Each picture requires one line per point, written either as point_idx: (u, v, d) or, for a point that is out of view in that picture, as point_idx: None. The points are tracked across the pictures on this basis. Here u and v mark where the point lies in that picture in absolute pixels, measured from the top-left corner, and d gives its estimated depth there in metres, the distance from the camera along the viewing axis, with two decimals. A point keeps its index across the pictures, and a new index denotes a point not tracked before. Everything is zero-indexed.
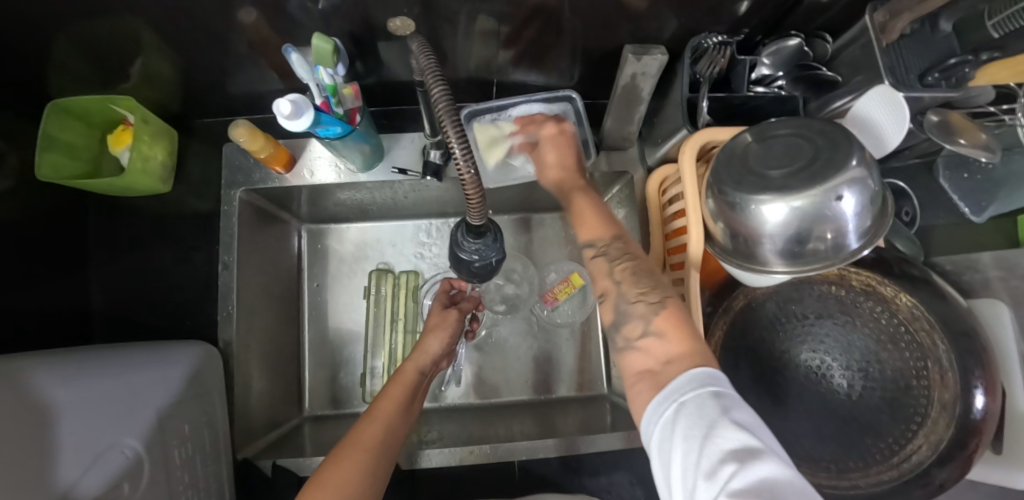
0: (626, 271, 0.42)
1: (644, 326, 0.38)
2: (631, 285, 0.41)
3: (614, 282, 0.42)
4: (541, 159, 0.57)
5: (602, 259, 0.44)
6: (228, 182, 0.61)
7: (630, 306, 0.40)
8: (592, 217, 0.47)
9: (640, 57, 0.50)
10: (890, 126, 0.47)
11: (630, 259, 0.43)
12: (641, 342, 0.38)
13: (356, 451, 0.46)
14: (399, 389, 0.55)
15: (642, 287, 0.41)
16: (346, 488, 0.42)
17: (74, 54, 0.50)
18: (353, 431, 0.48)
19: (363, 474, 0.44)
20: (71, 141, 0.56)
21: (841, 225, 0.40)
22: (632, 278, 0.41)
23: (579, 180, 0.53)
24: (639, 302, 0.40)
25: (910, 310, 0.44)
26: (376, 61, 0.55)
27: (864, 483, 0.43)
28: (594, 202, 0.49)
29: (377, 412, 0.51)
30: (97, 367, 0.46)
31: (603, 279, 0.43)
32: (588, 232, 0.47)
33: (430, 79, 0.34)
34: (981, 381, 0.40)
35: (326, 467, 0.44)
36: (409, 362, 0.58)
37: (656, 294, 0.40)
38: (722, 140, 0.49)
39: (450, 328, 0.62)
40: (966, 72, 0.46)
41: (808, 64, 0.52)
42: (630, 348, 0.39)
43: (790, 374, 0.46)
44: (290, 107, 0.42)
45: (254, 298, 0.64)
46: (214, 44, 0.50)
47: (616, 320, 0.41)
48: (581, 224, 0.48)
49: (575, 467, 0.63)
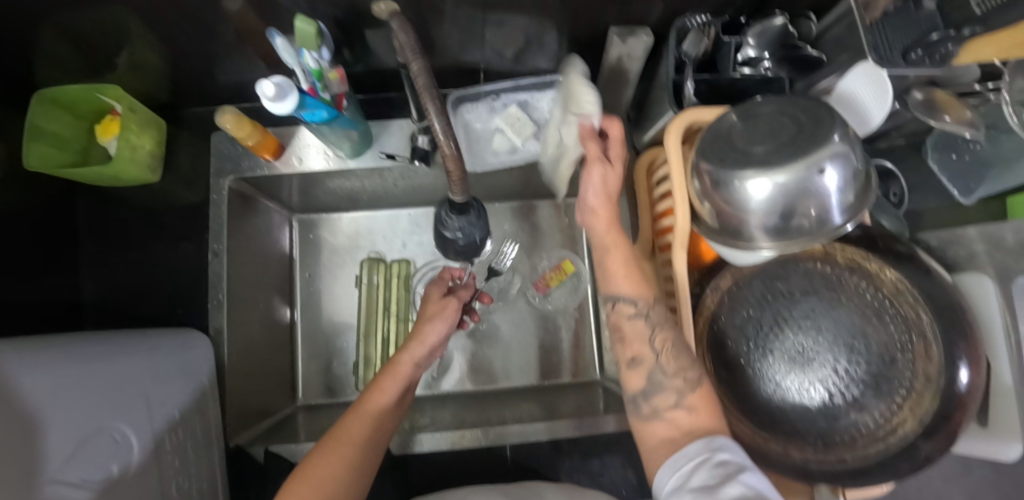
0: (665, 340, 0.44)
1: (677, 399, 0.42)
2: (670, 358, 0.44)
3: (653, 350, 0.44)
4: (586, 184, 0.49)
5: (642, 322, 0.45)
6: (217, 171, 0.61)
7: (667, 380, 0.43)
8: (630, 276, 0.47)
9: (623, 38, 0.52)
10: (873, 103, 0.46)
11: (670, 328, 0.45)
12: (670, 413, 0.41)
13: (342, 446, 0.48)
14: (392, 381, 0.53)
15: (680, 361, 0.43)
16: (327, 486, 0.45)
17: (60, 44, 0.50)
18: (342, 424, 0.50)
19: (347, 471, 0.47)
20: (59, 131, 0.56)
21: (822, 201, 0.40)
22: (673, 351, 0.44)
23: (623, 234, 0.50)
24: (676, 377, 0.43)
25: (895, 285, 0.44)
26: (363, 48, 0.55)
27: (851, 458, 0.43)
28: (631, 257, 0.48)
29: (369, 404, 0.51)
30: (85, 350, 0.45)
31: (639, 344, 0.45)
32: (631, 289, 0.47)
33: (409, 56, 0.34)
34: (966, 354, 0.40)
35: (313, 460, 0.46)
36: (405, 352, 0.55)
37: (692, 370, 0.43)
38: (706, 120, 0.49)
39: (450, 317, 0.59)
40: (949, 49, 0.46)
41: (793, 45, 0.52)
42: (656, 418, 0.42)
43: (778, 353, 0.46)
44: (275, 89, 0.42)
45: (245, 287, 0.64)
46: (200, 33, 0.50)
47: (647, 389, 0.43)
48: (622, 280, 0.47)
49: (567, 450, 0.63)
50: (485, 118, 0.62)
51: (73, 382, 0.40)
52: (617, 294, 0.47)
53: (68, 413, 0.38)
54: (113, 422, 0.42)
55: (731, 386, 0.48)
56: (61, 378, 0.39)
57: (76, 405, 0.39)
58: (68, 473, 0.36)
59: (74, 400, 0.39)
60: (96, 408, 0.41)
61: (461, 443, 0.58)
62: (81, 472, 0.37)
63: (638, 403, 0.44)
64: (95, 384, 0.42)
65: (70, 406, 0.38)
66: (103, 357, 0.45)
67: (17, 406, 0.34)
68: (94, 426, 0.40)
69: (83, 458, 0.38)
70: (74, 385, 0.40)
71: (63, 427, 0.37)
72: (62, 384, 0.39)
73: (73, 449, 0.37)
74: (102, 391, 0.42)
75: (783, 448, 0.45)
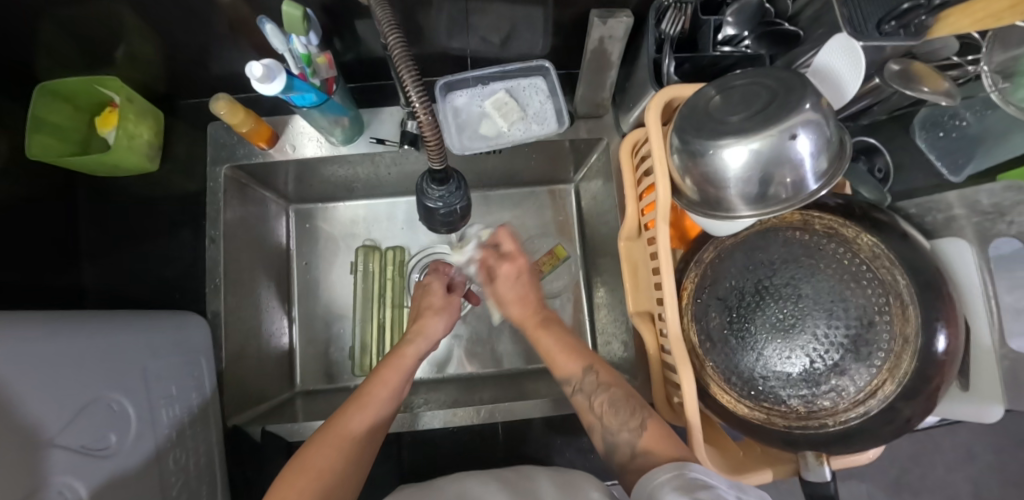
0: (604, 404, 0.52)
1: (632, 449, 0.48)
2: (612, 418, 0.51)
3: (596, 416, 0.52)
4: (502, 291, 0.66)
5: (581, 396, 0.54)
6: (213, 159, 0.63)
7: (617, 436, 0.50)
8: (561, 355, 0.57)
9: (605, 20, 0.50)
10: (848, 76, 0.48)
11: (606, 392, 0.53)
12: (634, 462, 0.47)
13: (341, 435, 0.48)
14: (395, 373, 0.55)
15: (622, 417, 0.50)
16: (328, 477, 0.45)
17: (60, 39, 0.52)
18: (340, 412, 0.51)
19: (346, 460, 0.47)
20: (60, 123, 0.58)
21: (797, 168, 0.41)
22: (612, 411, 0.51)
23: (541, 314, 0.63)
24: (624, 431, 0.49)
25: (871, 249, 0.44)
26: (353, 37, 0.56)
27: (833, 422, 0.44)
28: (558, 335, 0.60)
29: (370, 395, 0.52)
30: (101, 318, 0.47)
31: (585, 414, 0.53)
32: (565, 368, 0.56)
33: (386, 30, 0.36)
34: (941, 317, 0.40)
35: (309, 450, 0.47)
36: (410, 346, 0.59)
37: (636, 420, 0.50)
38: (686, 96, 0.50)
39: (449, 314, 0.64)
40: (924, 19, 0.46)
41: (771, 21, 0.53)
42: (627, 469, 0.47)
43: (760, 321, 0.46)
44: (263, 70, 0.43)
45: (243, 274, 0.66)
46: (193, 24, 0.51)
47: (609, 446, 0.50)
48: (554, 360, 0.58)
49: (558, 427, 0.64)
50: (472, 103, 0.63)
51: (78, 351, 0.42)
52: (561, 375, 0.56)
53: (71, 382, 0.40)
54: (111, 392, 0.44)
55: (715, 356, 0.48)
56: (67, 346, 0.41)
57: (79, 375, 0.41)
58: (69, 438, 0.38)
59: (78, 369, 0.41)
60: (97, 378, 0.43)
61: (454, 420, 0.61)
62: (80, 438, 0.39)
63: (609, 459, 0.51)
64: (97, 354, 0.44)
65: (74, 376, 0.40)
66: (106, 326, 0.47)
67: (24, 374, 0.36)
68: (94, 394, 0.42)
69: (83, 424, 0.40)
70: (79, 355, 0.42)
71: (67, 395, 0.39)
72: (68, 352, 0.41)
73: (75, 415, 0.40)
74: (103, 362, 0.44)
75: (765, 415, 0.46)
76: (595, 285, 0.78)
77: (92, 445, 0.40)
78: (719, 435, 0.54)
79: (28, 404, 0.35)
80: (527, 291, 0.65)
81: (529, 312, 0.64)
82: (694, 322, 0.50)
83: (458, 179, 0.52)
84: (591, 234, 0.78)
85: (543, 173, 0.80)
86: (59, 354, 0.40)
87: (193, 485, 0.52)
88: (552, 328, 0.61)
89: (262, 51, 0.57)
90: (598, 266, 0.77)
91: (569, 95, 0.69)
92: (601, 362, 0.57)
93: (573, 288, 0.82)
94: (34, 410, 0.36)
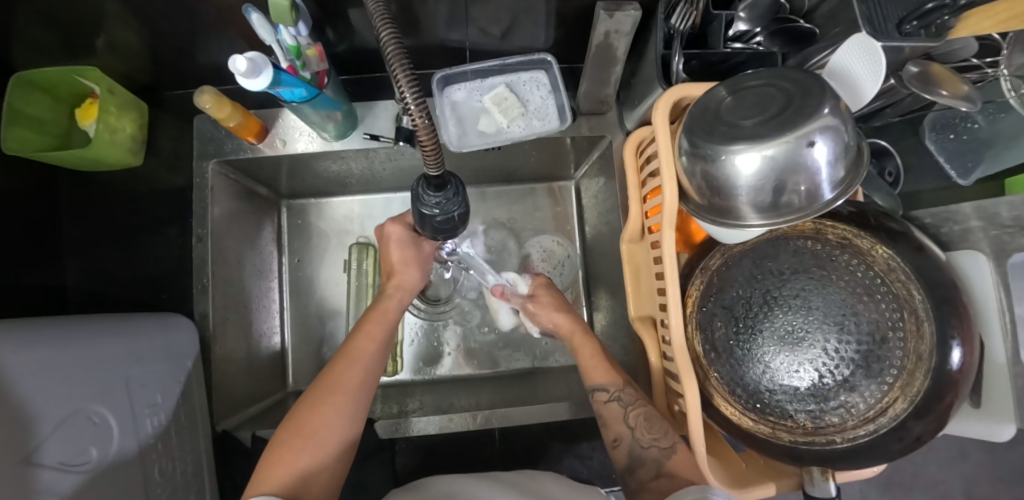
0: (638, 416, 0.52)
1: (658, 469, 0.49)
2: (644, 432, 0.51)
3: (628, 427, 0.52)
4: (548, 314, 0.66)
5: (616, 405, 0.54)
6: (200, 154, 0.60)
7: (645, 451, 0.51)
8: (602, 368, 0.57)
9: (612, 14, 0.47)
10: (867, 77, 0.45)
11: (643, 406, 0.53)
12: (654, 481, 0.49)
13: (328, 389, 0.49)
14: (378, 324, 0.56)
15: (655, 433, 0.51)
16: (322, 434, 0.46)
17: (35, 27, 0.49)
18: (329, 371, 0.51)
19: (339, 419, 0.47)
20: (38, 115, 0.55)
21: (813, 176, 0.39)
22: (646, 425, 0.51)
23: (582, 328, 0.63)
24: (652, 448, 0.50)
25: (886, 262, 0.43)
26: (346, 27, 0.53)
27: (841, 439, 0.42)
28: (598, 350, 0.59)
29: (357, 349, 0.53)
30: (77, 327, 0.45)
31: (616, 420, 0.53)
32: (604, 378, 0.56)
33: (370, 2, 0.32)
34: (958, 333, 0.39)
35: (304, 411, 0.47)
36: (391, 299, 0.60)
37: (667, 439, 0.50)
38: (695, 96, 0.48)
39: (422, 261, 0.63)
40: (945, 20, 0.44)
41: (786, 17, 0.51)
42: (643, 489, 0.49)
43: (768, 332, 0.45)
44: (246, 65, 0.41)
45: (231, 273, 0.64)
46: (176, 12, 0.48)
47: (633, 462, 0.51)
48: (593, 372, 0.57)
49: (557, 432, 0.64)
50: (471, 99, 0.61)
51: (51, 363, 0.40)
52: (595, 383, 0.56)
53: (43, 398, 0.38)
54: (90, 404, 0.42)
55: (719, 366, 0.47)
56: (39, 359, 0.39)
57: (53, 389, 0.39)
58: (46, 455, 0.37)
59: (53, 382, 0.39)
60: (75, 389, 0.41)
61: (450, 426, 0.59)
62: (58, 454, 0.38)
63: (628, 476, 0.52)
64: (73, 364, 0.42)
65: (48, 390, 0.39)
66: (83, 333, 0.45)
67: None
68: (73, 407, 0.41)
69: (60, 440, 0.38)
70: (52, 369, 0.40)
71: (43, 410, 0.37)
72: (40, 365, 0.39)
73: (52, 431, 0.38)
74: (80, 373, 0.42)
75: (771, 429, 0.45)
76: (595, 286, 0.77)
77: (70, 461, 0.39)
78: (723, 447, 0.53)
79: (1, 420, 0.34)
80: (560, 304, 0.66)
81: (572, 329, 0.63)
82: (699, 331, 0.48)
83: (456, 179, 0.42)
84: (591, 234, 0.76)
85: (543, 169, 0.77)
86: (33, 368, 0.38)
87: (180, 492, 0.50)
88: (587, 347, 0.60)
89: (250, 40, 0.54)
90: (598, 267, 0.75)
91: (572, 91, 0.67)
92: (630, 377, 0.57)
93: (572, 288, 0.80)
94: (5, 427, 0.34)
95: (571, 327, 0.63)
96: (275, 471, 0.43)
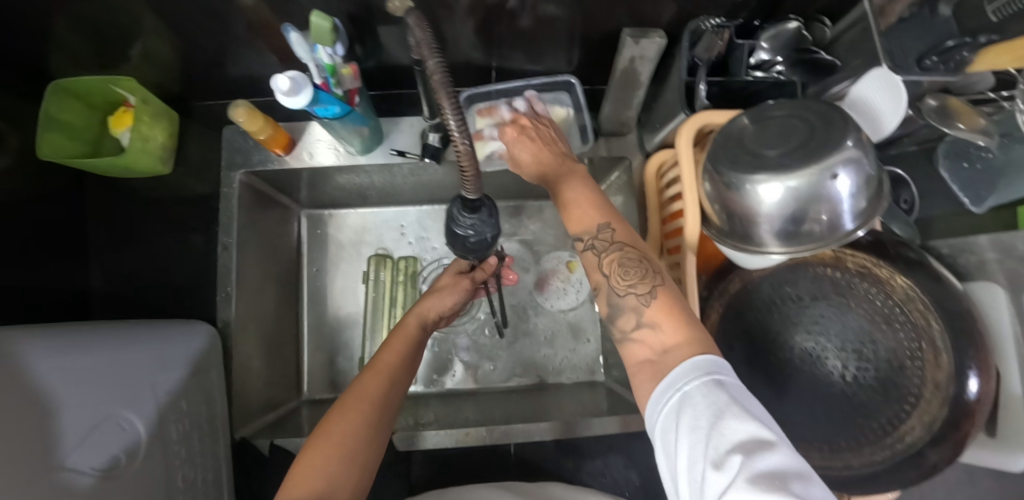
0: (614, 263, 0.41)
1: (636, 319, 0.38)
2: (619, 278, 0.40)
3: (604, 275, 0.41)
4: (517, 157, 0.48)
5: (592, 254, 0.42)
6: (228, 164, 0.61)
7: (622, 300, 0.39)
8: (580, 208, 0.43)
9: (637, 40, 0.49)
10: (888, 110, 0.47)
11: (620, 251, 0.41)
12: (636, 333, 0.37)
13: (358, 404, 0.46)
14: (401, 339, 0.54)
15: (631, 279, 0.39)
16: (347, 444, 0.42)
17: (74, 38, 0.50)
18: (356, 384, 0.48)
19: (366, 428, 0.44)
20: (72, 122, 0.57)
21: (835, 206, 0.40)
22: (621, 271, 0.40)
23: (565, 165, 0.46)
24: (631, 295, 0.39)
25: (905, 291, 0.44)
26: (375, 43, 0.54)
27: (858, 464, 0.43)
28: (588, 188, 0.45)
29: (381, 364, 0.51)
30: (105, 339, 0.47)
31: (593, 271, 0.42)
32: (578, 221, 0.43)
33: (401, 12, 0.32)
34: (976, 364, 0.40)
35: (330, 420, 0.44)
36: (411, 313, 0.57)
37: (645, 285, 0.39)
38: (718, 123, 0.49)
39: (456, 291, 0.60)
40: (965, 55, 0.46)
41: (807, 48, 0.53)
42: (626, 339, 0.38)
43: (785, 356, 0.46)
44: (288, 84, 0.43)
45: (252, 279, 0.65)
46: (212, 26, 0.50)
47: (610, 313, 0.40)
48: (571, 217, 0.44)
49: (571, 450, 0.64)
50: None
51: (62, 379, 0.40)
52: (577, 228, 0.43)
53: (71, 406, 0.39)
54: (122, 409, 0.43)
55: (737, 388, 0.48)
56: (67, 369, 0.41)
57: (81, 398, 0.40)
58: (74, 461, 0.38)
59: (81, 391, 0.41)
60: (104, 397, 0.42)
61: (465, 439, 0.59)
62: (87, 460, 0.38)
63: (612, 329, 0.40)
64: (101, 374, 0.43)
65: (77, 398, 0.40)
66: (109, 344, 0.47)
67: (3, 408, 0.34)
68: (102, 414, 0.41)
69: (89, 447, 0.39)
70: (65, 384, 0.40)
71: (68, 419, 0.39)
72: (69, 376, 0.41)
73: (77, 439, 0.39)
74: (107, 381, 0.43)
75: None
76: None
77: (97, 465, 0.39)
78: None
79: (14, 431, 0.34)
80: (544, 148, 0.48)
81: (552, 166, 0.47)
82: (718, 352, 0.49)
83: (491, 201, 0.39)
84: None
85: None
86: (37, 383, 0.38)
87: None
88: (568, 183, 0.45)
89: (281, 52, 0.55)
90: None
91: (593, 111, 0.68)
92: (620, 217, 0.43)
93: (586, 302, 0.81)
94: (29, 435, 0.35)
95: (557, 157, 0.48)
96: (299, 473, 0.39)
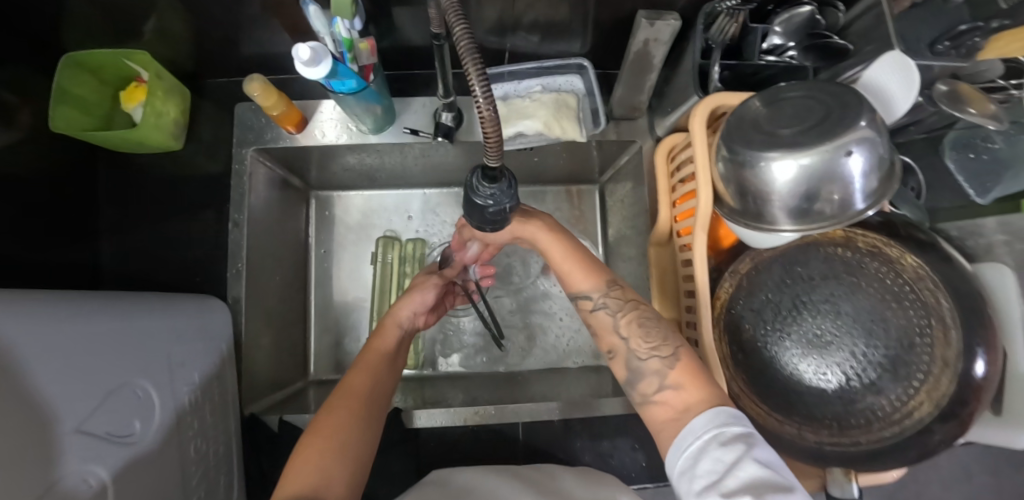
0: (631, 323, 0.45)
1: (660, 382, 0.41)
2: (640, 341, 0.44)
3: (621, 338, 0.45)
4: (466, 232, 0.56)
5: (604, 313, 0.46)
6: (239, 141, 0.61)
7: (645, 363, 0.42)
8: (576, 271, 0.48)
9: (653, 21, 0.49)
10: (900, 91, 0.47)
11: (634, 312, 0.45)
12: (659, 396, 0.40)
13: (350, 399, 0.47)
14: (381, 341, 0.56)
15: (652, 341, 0.43)
16: (340, 435, 0.43)
17: (89, 12, 0.50)
18: (345, 382, 0.49)
19: (360, 418, 0.45)
20: (85, 97, 0.57)
21: (847, 185, 0.40)
22: (642, 332, 0.44)
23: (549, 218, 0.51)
24: (653, 358, 0.42)
25: (915, 271, 0.45)
26: (389, 23, 0.54)
27: (866, 440, 0.44)
28: (578, 250, 0.49)
29: (367, 362, 0.52)
30: (123, 309, 0.47)
31: (607, 334, 0.46)
32: (587, 281, 0.47)
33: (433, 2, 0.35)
34: (982, 342, 0.41)
35: (321, 416, 0.45)
36: (388, 316, 0.59)
37: (668, 347, 0.42)
38: (733, 105, 0.49)
39: (428, 287, 0.62)
40: (976, 41, 0.47)
41: (820, 33, 0.52)
42: (649, 403, 0.41)
43: (795, 334, 0.47)
44: (309, 53, 0.43)
45: (263, 258, 0.65)
46: (227, 2, 0.50)
47: (632, 377, 0.43)
48: (571, 277, 0.48)
49: (578, 430, 0.65)
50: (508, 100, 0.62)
51: (83, 344, 0.40)
52: (578, 290, 0.48)
53: (91, 368, 0.39)
54: (138, 378, 0.43)
55: (747, 367, 0.48)
56: (89, 332, 0.41)
57: (100, 362, 0.40)
58: (92, 424, 0.37)
59: (100, 353, 0.41)
60: (121, 364, 0.42)
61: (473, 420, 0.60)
62: (104, 424, 0.38)
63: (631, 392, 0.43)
64: (119, 340, 0.44)
65: (97, 360, 0.40)
66: (125, 313, 0.47)
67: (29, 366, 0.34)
68: (119, 381, 0.41)
69: (106, 411, 0.39)
70: (85, 349, 0.40)
71: (90, 380, 0.38)
72: (89, 339, 0.41)
73: (96, 401, 0.39)
74: (124, 349, 0.44)
75: (796, 430, 0.45)
76: None
77: (115, 432, 0.39)
78: None
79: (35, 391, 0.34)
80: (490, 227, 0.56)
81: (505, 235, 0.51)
82: (727, 331, 0.49)
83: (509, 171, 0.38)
84: (614, 237, 0.78)
85: (569, 171, 0.78)
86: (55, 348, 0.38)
87: (212, 472, 0.51)
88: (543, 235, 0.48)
89: (296, 30, 0.55)
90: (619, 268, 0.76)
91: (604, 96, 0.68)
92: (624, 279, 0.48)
93: None
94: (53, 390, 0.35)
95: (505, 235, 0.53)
96: (300, 458, 0.40)
